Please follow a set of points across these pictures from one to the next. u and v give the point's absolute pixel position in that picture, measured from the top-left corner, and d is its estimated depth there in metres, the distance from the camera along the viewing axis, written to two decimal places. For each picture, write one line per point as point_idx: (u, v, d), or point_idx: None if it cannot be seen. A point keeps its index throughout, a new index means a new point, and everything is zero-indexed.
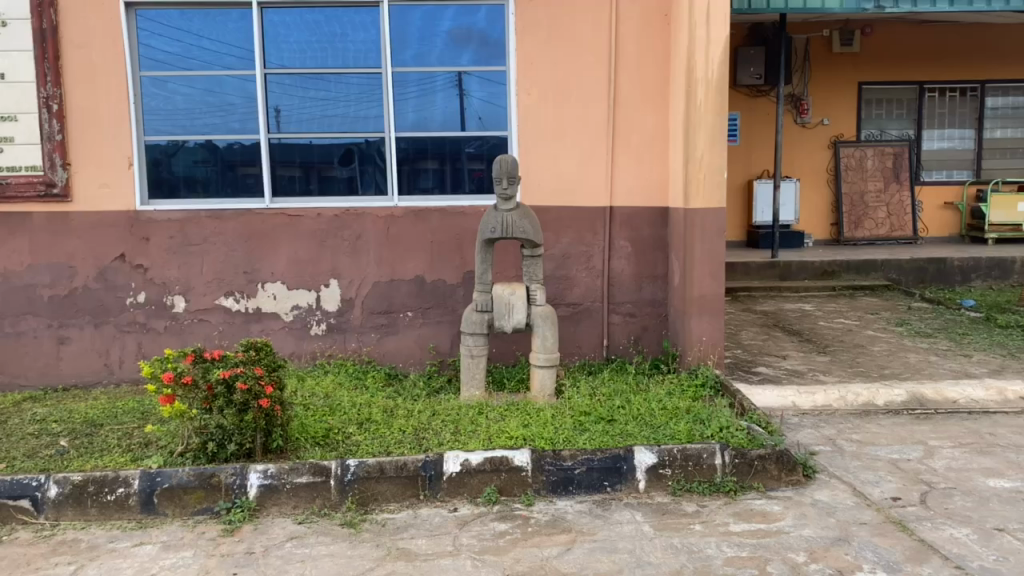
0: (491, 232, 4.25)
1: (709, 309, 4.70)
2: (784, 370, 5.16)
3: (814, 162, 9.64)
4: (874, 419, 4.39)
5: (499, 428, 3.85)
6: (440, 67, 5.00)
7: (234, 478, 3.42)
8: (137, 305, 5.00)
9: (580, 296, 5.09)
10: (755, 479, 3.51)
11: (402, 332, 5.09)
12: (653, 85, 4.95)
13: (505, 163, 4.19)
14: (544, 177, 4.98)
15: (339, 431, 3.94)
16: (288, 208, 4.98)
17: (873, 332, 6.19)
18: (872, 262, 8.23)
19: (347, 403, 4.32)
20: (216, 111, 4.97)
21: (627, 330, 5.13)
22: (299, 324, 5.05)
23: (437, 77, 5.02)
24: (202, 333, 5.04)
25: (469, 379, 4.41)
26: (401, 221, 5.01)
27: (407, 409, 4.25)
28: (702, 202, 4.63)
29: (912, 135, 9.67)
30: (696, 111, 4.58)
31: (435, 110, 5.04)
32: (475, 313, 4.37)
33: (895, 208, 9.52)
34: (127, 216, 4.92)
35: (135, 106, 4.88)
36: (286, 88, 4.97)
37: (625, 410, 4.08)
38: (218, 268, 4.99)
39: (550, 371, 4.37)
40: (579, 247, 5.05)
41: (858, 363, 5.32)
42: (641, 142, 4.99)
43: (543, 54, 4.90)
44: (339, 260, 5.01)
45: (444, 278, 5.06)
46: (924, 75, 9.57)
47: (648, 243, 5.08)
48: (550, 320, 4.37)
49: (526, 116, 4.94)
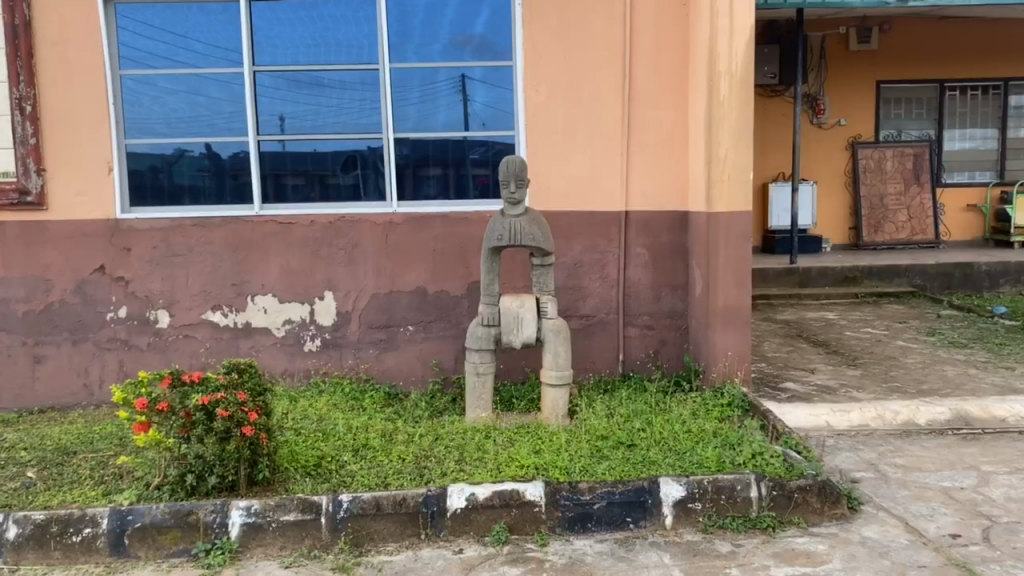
0: (498, 241, 3.90)
1: (735, 321, 4.33)
2: (814, 386, 4.79)
3: (832, 164, 9.28)
4: (918, 441, 4.02)
5: (508, 455, 3.52)
6: (442, 64, 4.66)
7: (214, 516, 3.05)
8: (118, 321, 4.65)
9: (593, 307, 4.73)
10: (794, 514, 3.14)
11: (402, 348, 4.74)
12: (671, 80, 4.60)
13: (513, 164, 3.84)
14: (554, 181, 4.63)
15: (333, 459, 3.59)
16: (279, 215, 4.63)
17: (904, 342, 5.83)
18: (895, 267, 7.87)
19: (341, 427, 3.96)
20: (202, 113, 4.63)
21: (645, 344, 4.77)
22: (292, 340, 4.70)
23: (438, 75, 4.68)
24: (187, 350, 4.69)
25: (474, 399, 4.06)
26: (400, 228, 4.66)
27: (408, 434, 3.89)
28: (727, 205, 4.27)
29: (933, 134, 9.31)
30: (718, 106, 4.23)
31: (438, 112, 4.70)
32: (481, 328, 4.01)
33: (917, 211, 9.14)
34: (107, 225, 4.59)
35: (115, 107, 4.55)
36: (277, 88, 4.63)
37: (647, 434, 3.73)
38: (204, 280, 4.65)
39: (563, 390, 4.02)
40: (592, 254, 4.70)
41: (893, 378, 4.95)
42: (659, 142, 4.64)
43: (552, 48, 4.56)
44: (335, 270, 4.67)
45: (447, 289, 4.71)
46: (944, 73, 9.22)
47: (667, 250, 4.72)
48: (562, 335, 4.02)
49: (534, 114, 4.60)
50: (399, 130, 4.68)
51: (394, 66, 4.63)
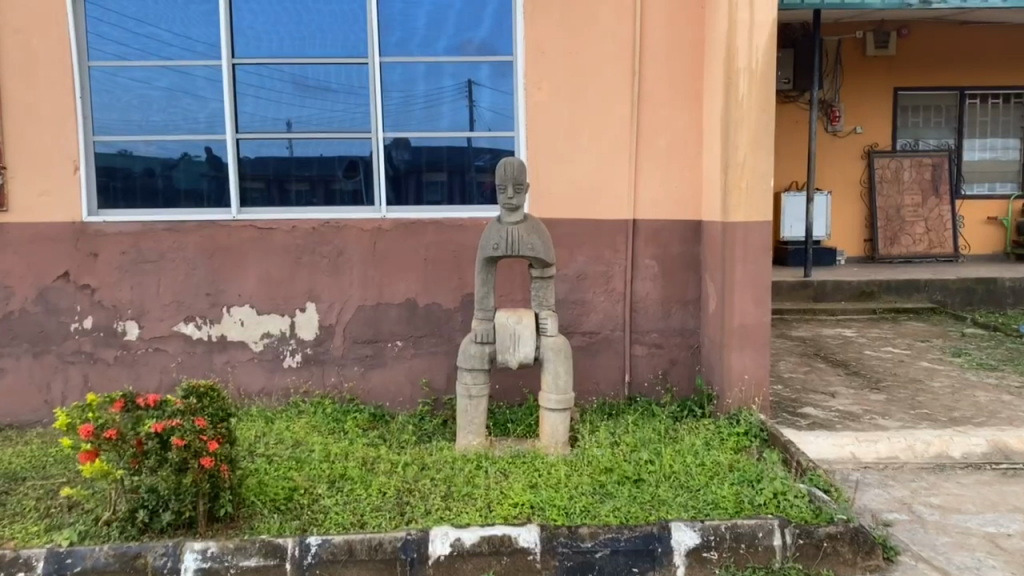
0: (494, 250, 3.54)
1: (752, 342, 3.95)
2: (836, 412, 4.41)
3: (847, 173, 8.92)
4: (953, 477, 3.65)
5: (500, 491, 3.16)
6: (445, 58, 4.32)
7: (164, 560, 2.69)
8: (83, 332, 4.30)
9: (598, 324, 4.37)
10: (822, 565, 2.77)
11: (389, 366, 4.38)
12: (685, 78, 4.25)
13: (510, 166, 3.47)
14: (556, 186, 4.28)
15: (306, 491, 3.24)
16: (257, 220, 4.28)
17: (929, 364, 5.45)
18: (914, 282, 7.49)
19: (318, 454, 3.60)
20: (177, 108, 4.29)
21: (653, 363, 4.41)
22: (270, 355, 4.35)
23: (438, 71, 4.34)
24: (158, 364, 4.34)
25: (466, 424, 3.70)
26: (389, 236, 4.30)
27: (390, 463, 3.53)
28: (745, 214, 3.90)
29: (952, 144, 8.95)
30: (736, 107, 3.86)
31: (444, 111, 4.36)
32: (474, 345, 3.66)
33: (935, 223, 8.76)
34: (73, 229, 4.24)
35: (82, 101, 4.21)
36: (259, 83, 4.29)
37: (655, 467, 3.37)
38: (177, 289, 4.30)
39: (562, 415, 3.66)
40: (597, 266, 4.34)
41: (921, 404, 4.56)
42: (670, 145, 4.28)
43: (556, 42, 4.21)
44: (318, 280, 4.32)
45: (439, 301, 4.35)
46: (965, 80, 8.87)
47: (678, 263, 4.36)
48: (563, 354, 3.65)
49: (535, 113, 4.24)
50: (393, 130, 4.34)
51: (394, 60, 4.29)
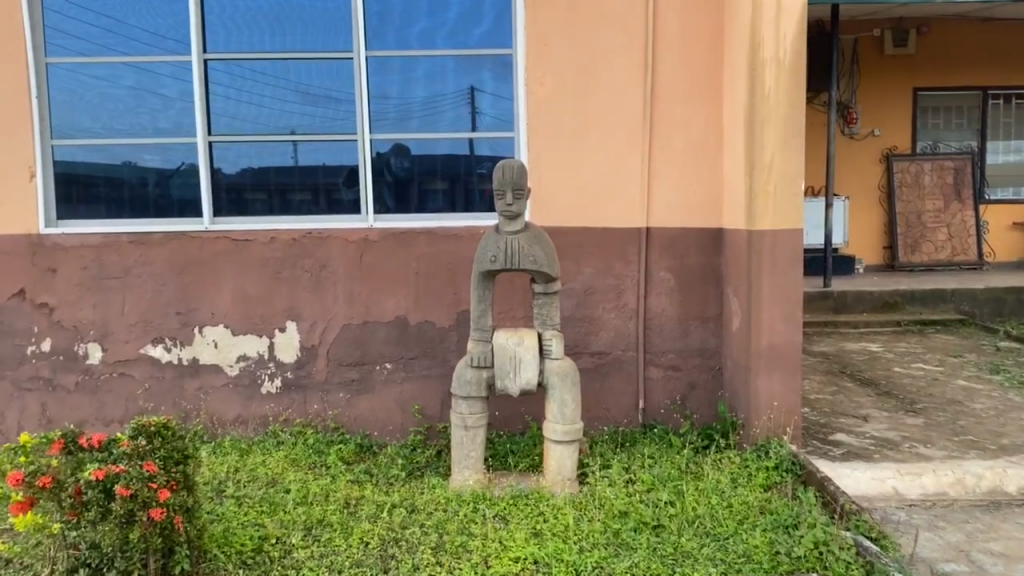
0: (491, 263, 3.15)
1: (782, 364, 3.54)
2: (871, 439, 3.99)
3: (865, 178, 8.50)
4: (1012, 517, 3.22)
5: (499, 542, 2.78)
6: (448, 51, 3.92)
7: None
8: (40, 356, 3.92)
9: (608, 343, 3.97)
10: None
11: (378, 391, 3.98)
12: (703, 72, 3.85)
13: (510, 168, 3.08)
14: (562, 191, 3.88)
15: (277, 542, 2.83)
16: (231, 231, 3.88)
17: (966, 382, 5.02)
18: (940, 292, 7.06)
19: (296, 495, 3.19)
20: (144, 109, 3.90)
21: (669, 387, 4.00)
22: (247, 381, 3.95)
23: (441, 65, 3.94)
24: (124, 390, 3.95)
25: (461, 459, 3.30)
26: (377, 247, 3.90)
27: (375, 504, 3.13)
28: (774, 222, 3.49)
29: (975, 146, 8.54)
30: (762, 101, 3.46)
31: (447, 108, 3.96)
32: (470, 370, 3.26)
33: (957, 229, 8.33)
34: (29, 242, 3.86)
35: (39, 100, 3.83)
36: (239, 78, 3.90)
37: (675, 511, 2.98)
38: (143, 308, 3.90)
39: (569, 448, 3.25)
40: (606, 279, 3.94)
41: (965, 430, 4.13)
42: (687, 145, 3.88)
43: (560, 33, 3.82)
44: (299, 296, 3.92)
45: (432, 319, 3.95)
46: (988, 80, 8.46)
47: (695, 275, 3.95)
48: (571, 379, 3.24)
49: (537, 112, 3.85)
50: (392, 131, 3.94)
51: (393, 52, 3.89)
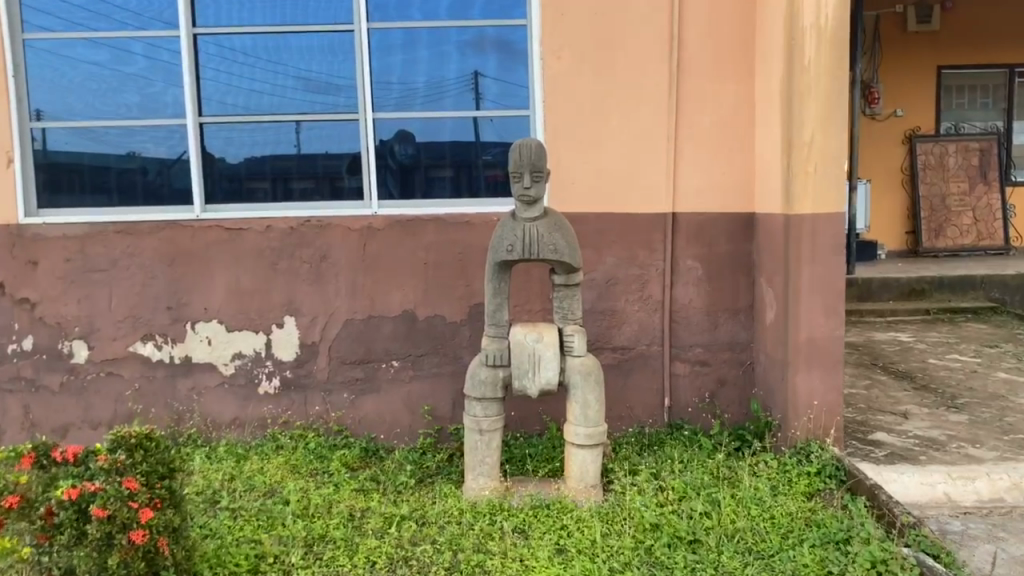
0: (507, 253, 2.87)
1: (822, 360, 3.25)
2: (915, 439, 3.70)
3: (887, 161, 8.17)
4: None
5: (520, 561, 2.51)
6: (458, 23, 3.62)
7: None
8: (21, 355, 3.65)
9: (631, 337, 3.69)
10: None
11: (384, 391, 3.71)
12: (733, 43, 3.55)
13: (527, 148, 2.80)
14: (581, 173, 3.59)
15: (275, 561, 2.57)
16: (224, 219, 3.60)
17: (1007, 375, 4.73)
18: (970, 278, 6.74)
19: (295, 507, 2.93)
20: (129, 88, 3.61)
21: (697, 385, 3.72)
22: (243, 380, 3.68)
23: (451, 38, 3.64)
24: (112, 391, 3.69)
25: (476, 465, 3.02)
26: (381, 236, 3.62)
27: (382, 517, 2.86)
28: (814, 205, 3.20)
29: (1001, 126, 8.22)
30: (802, 73, 3.16)
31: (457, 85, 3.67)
32: (484, 369, 2.98)
33: (984, 213, 7.99)
34: (7, 233, 3.58)
35: (15, 79, 3.54)
36: (231, 54, 3.60)
37: (712, 524, 2.71)
38: (131, 302, 3.63)
39: (592, 452, 2.98)
40: (629, 269, 3.66)
41: (1014, 428, 3.84)
42: (716, 121, 3.59)
43: (579, 3, 3.52)
44: (298, 289, 3.65)
45: (441, 313, 3.67)
46: (1015, 56, 8.14)
47: (725, 264, 3.67)
48: (594, 378, 2.96)
49: (555, 88, 3.56)
50: (398, 110, 3.65)
51: (399, 25, 3.60)
